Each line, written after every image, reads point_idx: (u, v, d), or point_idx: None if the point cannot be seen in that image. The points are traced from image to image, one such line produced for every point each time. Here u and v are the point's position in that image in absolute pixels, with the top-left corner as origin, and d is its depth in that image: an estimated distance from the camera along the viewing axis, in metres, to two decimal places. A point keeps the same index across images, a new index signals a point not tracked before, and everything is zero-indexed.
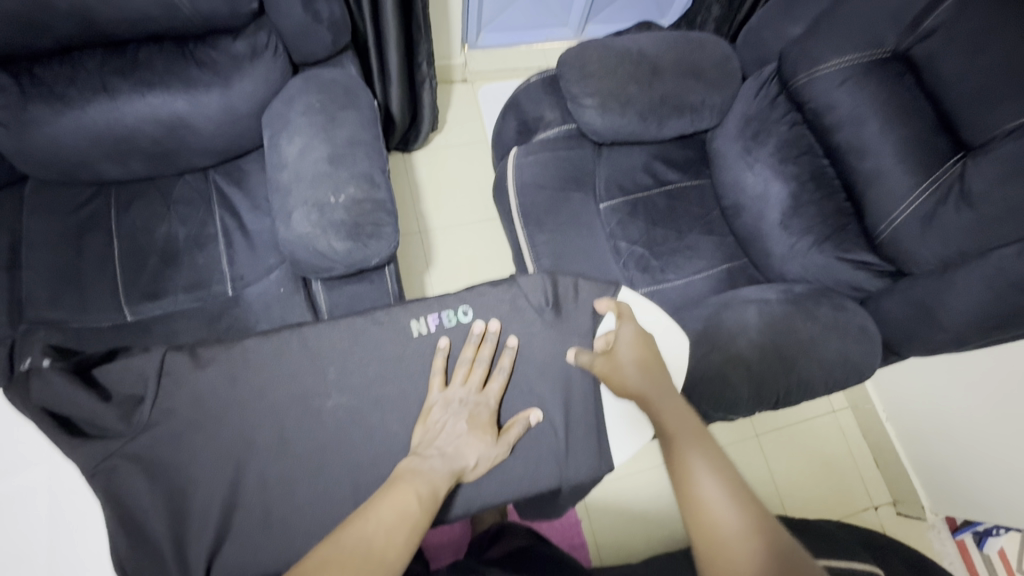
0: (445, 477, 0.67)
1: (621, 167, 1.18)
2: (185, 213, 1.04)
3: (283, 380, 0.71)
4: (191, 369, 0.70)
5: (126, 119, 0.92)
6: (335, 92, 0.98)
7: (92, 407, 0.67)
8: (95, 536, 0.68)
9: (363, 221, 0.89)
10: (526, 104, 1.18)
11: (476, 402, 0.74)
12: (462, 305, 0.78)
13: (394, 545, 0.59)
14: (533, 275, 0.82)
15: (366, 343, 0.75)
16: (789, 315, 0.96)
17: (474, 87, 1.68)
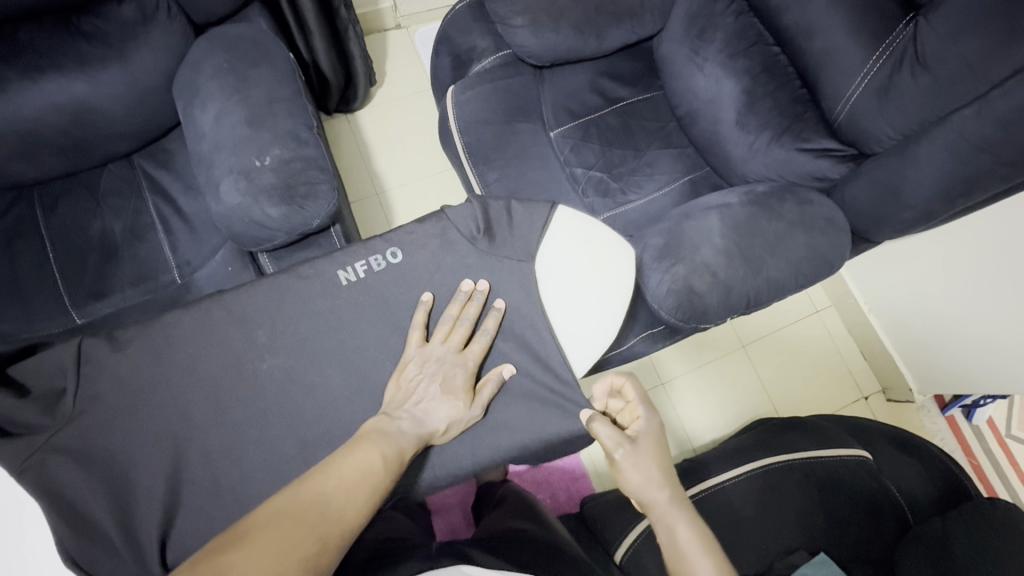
0: (410, 443, 0.66)
1: (568, 89, 1.12)
2: (116, 204, 0.99)
3: (219, 350, 0.71)
4: (120, 355, 0.69)
5: (24, 111, 0.86)
6: (244, 49, 0.91)
7: (9, 405, 0.66)
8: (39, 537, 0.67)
9: (296, 182, 0.84)
10: (456, 36, 1.12)
11: (456, 359, 0.73)
12: (390, 248, 0.77)
13: (353, 504, 0.55)
14: (463, 205, 0.81)
15: (311, 304, 0.74)
16: (752, 216, 0.93)
17: (410, 32, 1.58)
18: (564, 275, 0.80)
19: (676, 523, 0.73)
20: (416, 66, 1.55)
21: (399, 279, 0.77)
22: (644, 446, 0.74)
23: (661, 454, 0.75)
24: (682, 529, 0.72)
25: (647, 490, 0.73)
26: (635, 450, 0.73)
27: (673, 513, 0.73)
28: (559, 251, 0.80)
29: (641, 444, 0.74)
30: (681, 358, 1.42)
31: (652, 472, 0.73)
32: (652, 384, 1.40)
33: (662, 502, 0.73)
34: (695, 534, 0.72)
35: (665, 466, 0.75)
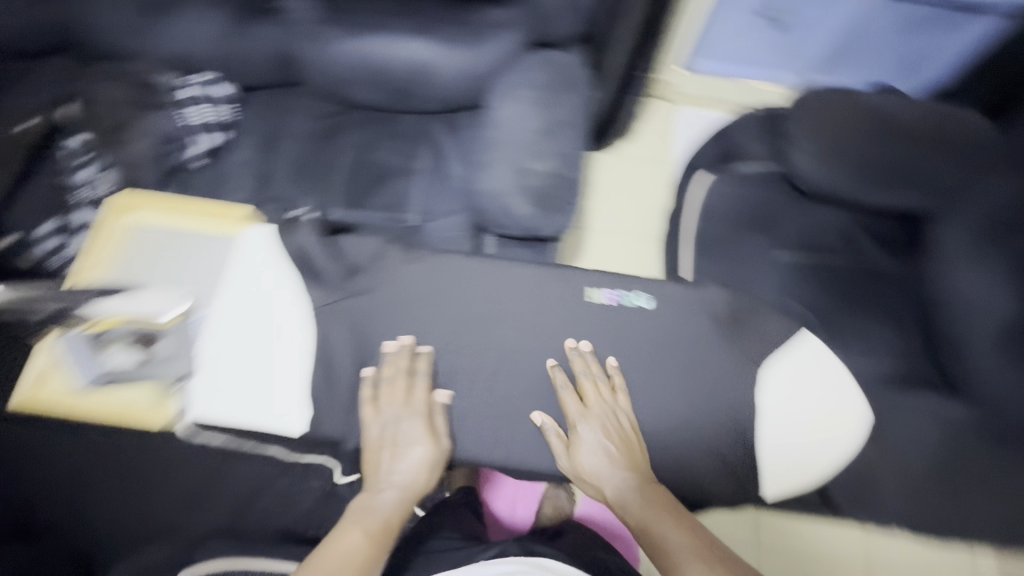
0: (400, 500, 0.82)
1: (818, 224, 1.09)
2: (401, 145, 1.18)
3: (471, 299, 0.92)
4: (400, 274, 0.93)
5: (390, 54, 1.07)
6: (563, 77, 1.06)
7: (322, 260, 0.92)
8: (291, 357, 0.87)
9: (552, 194, 0.96)
10: (734, 133, 1.17)
11: (400, 411, 0.85)
12: (644, 293, 0.92)
13: (369, 552, 0.75)
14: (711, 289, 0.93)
15: (537, 303, 0.92)
16: (943, 442, 0.94)
17: (676, 107, 1.68)
18: (786, 387, 0.89)
19: (644, 512, 0.77)
20: (666, 137, 1.65)
21: (615, 313, 0.92)
22: (589, 442, 0.83)
23: (616, 445, 0.83)
24: (670, 532, 0.74)
25: (611, 484, 0.81)
26: (574, 447, 0.84)
27: (644, 502, 0.78)
28: (792, 366, 0.90)
29: (584, 439, 0.83)
30: (794, 539, 1.26)
31: (607, 464, 0.82)
32: (748, 544, 1.25)
33: (621, 487, 0.80)
34: (668, 519, 0.76)
35: (621, 460, 0.82)
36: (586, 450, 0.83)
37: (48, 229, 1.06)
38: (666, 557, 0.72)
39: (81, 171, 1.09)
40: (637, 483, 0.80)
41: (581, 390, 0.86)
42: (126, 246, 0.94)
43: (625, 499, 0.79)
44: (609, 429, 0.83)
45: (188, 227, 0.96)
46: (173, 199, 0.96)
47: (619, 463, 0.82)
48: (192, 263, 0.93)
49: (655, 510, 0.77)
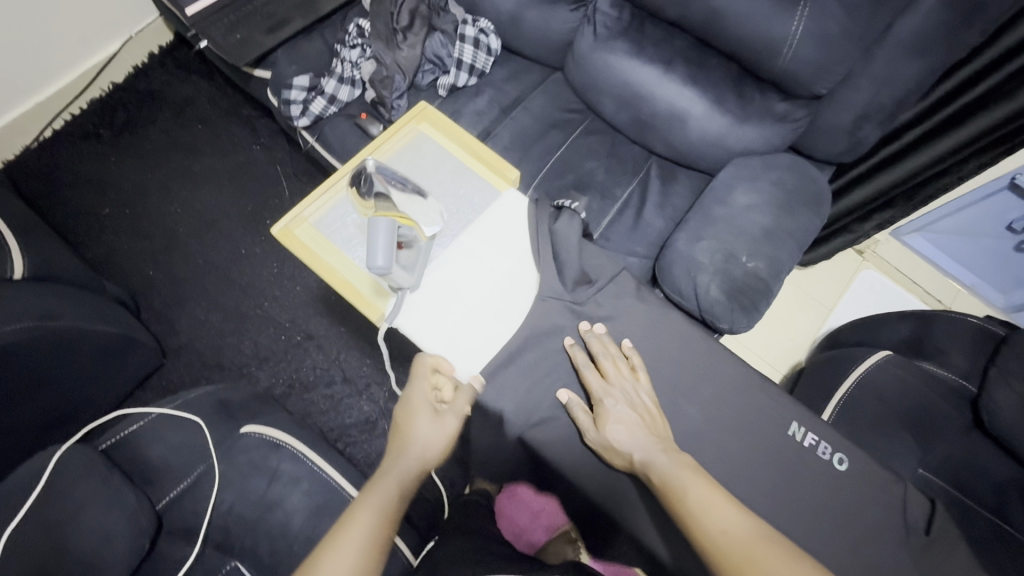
0: (415, 475, 0.68)
1: (989, 472, 0.96)
2: (615, 167, 1.19)
3: (642, 345, 0.81)
4: (599, 298, 0.82)
5: (658, 89, 1.09)
6: (808, 191, 1.04)
7: (545, 248, 0.83)
8: (500, 338, 0.80)
9: (747, 293, 0.93)
10: (937, 330, 1.09)
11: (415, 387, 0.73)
12: (841, 453, 0.74)
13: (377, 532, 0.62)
14: (910, 487, 0.73)
15: (721, 400, 0.77)
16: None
17: (861, 263, 1.60)
18: None
19: (669, 470, 0.65)
20: (840, 286, 1.57)
21: (806, 464, 0.74)
22: (619, 416, 0.71)
23: (642, 416, 0.72)
24: (700, 491, 0.62)
25: (634, 446, 0.69)
26: (601, 419, 0.72)
27: (671, 464, 0.66)
28: None
29: (606, 407, 0.72)
30: None
31: (636, 432, 0.70)
32: None
33: (649, 452, 0.68)
34: (715, 494, 0.63)
35: (647, 429, 0.70)
36: (616, 425, 0.70)
37: (300, 83, 1.17)
38: (711, 538, 0.59)
39: (349, 50, 1.20)
40: (666, 450, 0.68)
41: (601, 367, 0.76)
42: (405, 147, 0.94)
43: (648, 463, 0.67)
44: (639, 410, 0.72)
45: (463, 159, 0.94)
46: (462, 128, 0.94)
47: (643, 432, 0.70)
48: (458, 195, 0.90)
49: (684, 471, 0.65)
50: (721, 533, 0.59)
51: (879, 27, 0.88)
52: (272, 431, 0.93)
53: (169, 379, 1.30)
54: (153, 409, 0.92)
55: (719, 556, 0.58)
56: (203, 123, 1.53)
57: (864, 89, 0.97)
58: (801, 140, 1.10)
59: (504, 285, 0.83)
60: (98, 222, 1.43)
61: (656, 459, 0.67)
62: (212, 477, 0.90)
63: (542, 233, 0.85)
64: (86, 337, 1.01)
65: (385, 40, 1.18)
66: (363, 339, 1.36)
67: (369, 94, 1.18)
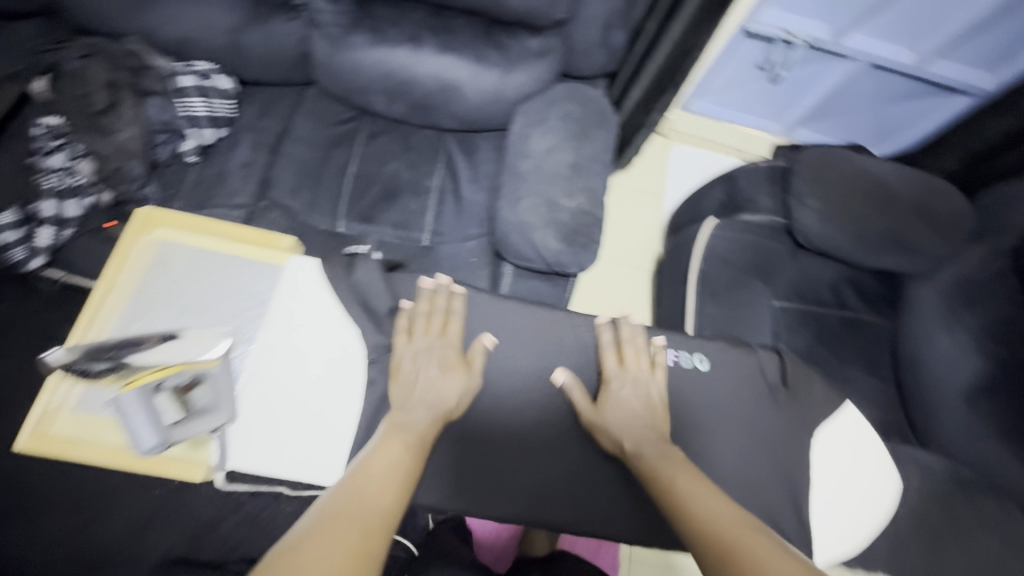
0: (436, 421, 0.70)
1: (814, 278, 1.17)
2: (416, 160, 1.14)
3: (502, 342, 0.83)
4: (436, 319, 0.80)
5: (416, 67, 1.03)
6: (591, 112, 1.07)
7: (370, 297, 0.80)
8: (345, 421, 0.73)
9: (580, 230, 0.95)
10: (742, 182, 1.21)
11: (423, 346, 0.75)
12: (701, 353, 0.83)
13: (403, 468, 0.62)
14: (767, 353, 0.85)
15: (586, 358, 0.83)
16: (943, 502, 0.93)
17: (669, 143, 1.78)
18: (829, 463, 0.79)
19: (658, 458, 0.69)
20: (661, 171, 1.71)
21: (681, 377, 0.81)
22: (622, 400, 0.75)
23: (652, 405, 0.76)
24: (684, 481, 0.64)
25: (628, 433, 0.73)
26: (609, 400, 0.76)
27: (656, 453, 0.69)
28: (831, 447, 0.81)
29: (611, 395, 0.76)
30: None
31: (634, 420, 0.74)
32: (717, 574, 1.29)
33: (642, 442, 0.71)
34: (702, 483, 0.65)
35: (649, 419, 0.74)
36: (617, 409, 0.74)
37: (8, 220, 0.91)
38: (694, 514, 0.60)
39: (50, 156, 0.96)
40: (654, 439, 0.72)
41: (622, 354, 0.80)
42: (147, 266, 0.81)
43: (637, 451, 0.71)
44: (651, 400, 0.76)
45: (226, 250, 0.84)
46: (207, 220, 0.85)
47: (642, 424, 0.74)
48: (233, 292, 0.81)
49: (670, 462, 0.68)
50: (695, 506, 0.61)
51: None
52: None
53: None
54: None
55: (706, 531, 0.58)
56: None
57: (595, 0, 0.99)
58: (567, 66, 1.13)
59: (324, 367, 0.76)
60: None
61: (646, 446, 0.71)
62: None
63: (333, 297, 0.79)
64: None
65: (93, 129, 0.98)
66: None
67: (105, 196, 0.99)
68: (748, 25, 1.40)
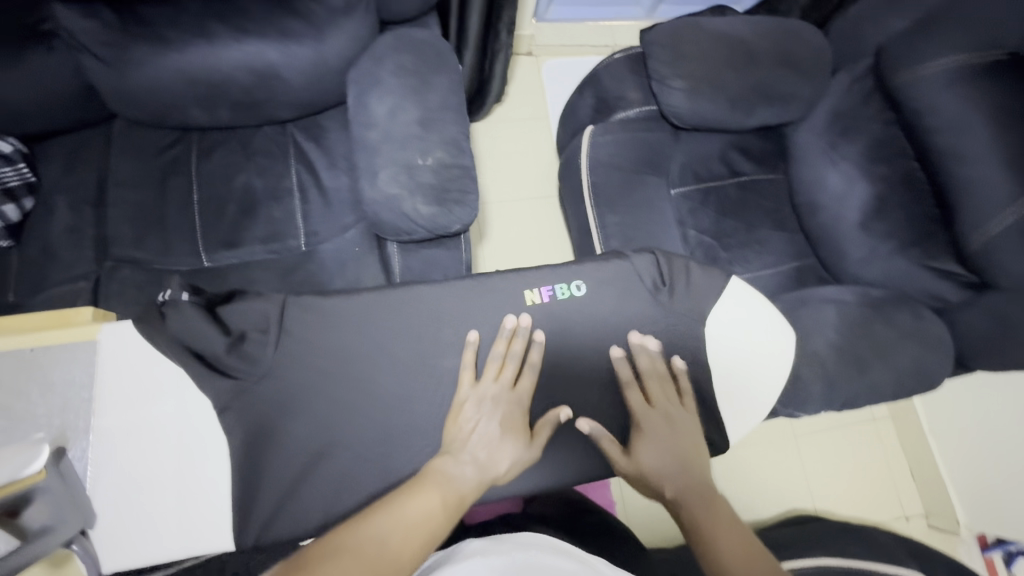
0: (478, 482, 0.71)
1: (698, 159, 1.17)
2: (263, 164, 1.04)
3: (389, 332, 0.80)
4: (289, 341, 0.77)
5: (217, 65, 0.91)
6: (426, 56, 0.98)
7: (211, 339, 0.75)
8: (217, 479, 0.72)
9: (450, 186, 0.90)
10: (607, 82, 1.16)
11: (513, 421, 0.77)
12: (576, 280, 0.85)
13: (437, 521, 0.63)
14: (644, 255, 0.88)
15: (465, 321, 0.82)
16: (863, 327, 0.98)
17: (540, 61, 1.66)
18: (726, 337, 0.86)
19: (698, 510, 0.73)
20: (539, 93, 1.62)
21: (559, 310, 0.84)
22: (651, 444, 0.79)
23: (683, 450, 0.79)
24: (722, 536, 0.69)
25: (665, 480, 0.77)
26: (651, 446, 0.79)
27: (684, 485, 0.76)
28: (725, 322, 0.86)
29: (645, 440, 0.79)
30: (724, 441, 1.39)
31: (665, 458, 0.78)
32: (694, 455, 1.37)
33: (677, 480, 0.77)
34: (734, 533, 0.70)
35: (682, 464, 0.78)
36: (653, 457, 0.78)
37: None
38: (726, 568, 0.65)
39: None
40: (675, 468, 0.77)
41: (648, 390, 0.82)
42: None
43: (678, 498, 0.75)
44: (681, 444, 0.79)
45: (17, 349, 0.72)
46: None
47: (677, 470, 0.77)
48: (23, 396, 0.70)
49: (711, 513, 0.73)
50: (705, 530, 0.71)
51: None
52: None
53: None
54: None
55: None
56: None
57: None
58: (386, 13, 1.01)
59: (177, 436, 0.72)
60: None
61: (687, 496, 0.75)
62: None
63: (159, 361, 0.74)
64: None
65: None
66: None
67: None
68: None
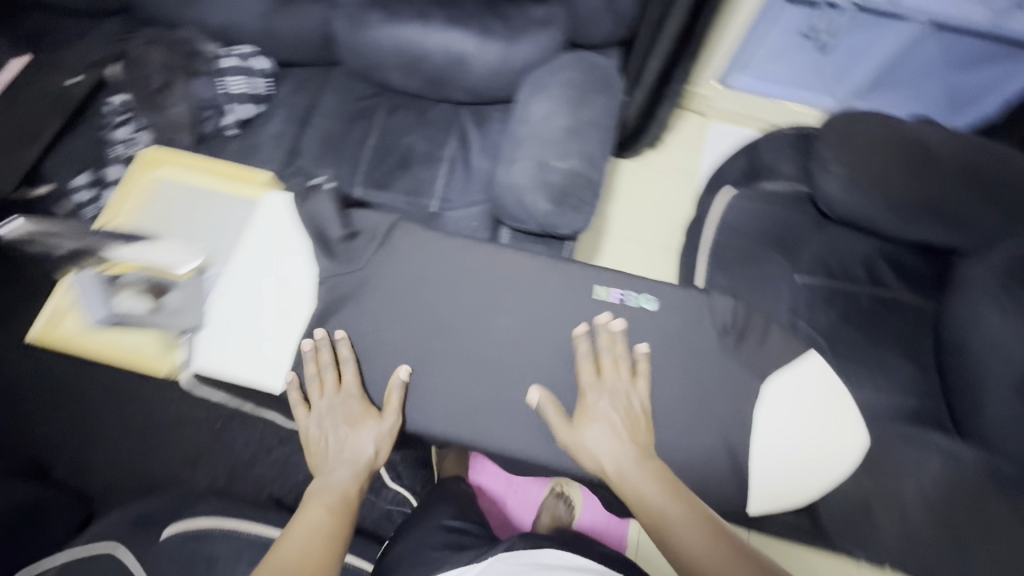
0: (358, 470, 0.80)
1: (836, 255, 1.08)
2: (430, 132, 1.20)
3: (472, 284, 0.88)
4: (388, 252, 0.88)
5: (426, 42, 1.09)
6: (594, 79, 1.07)
7: (332, 226, 0.87)
8: (295, 334, 0.85)
9: (572, 192, 0.96)
10: (765, 152, 1.14)
11: (349, 412, 0.80)
12: (649, 294, 0.86)
13: (325, 533, 0.74)
14: (727, 300, 0.86)
15: (539, 296, 0.87)
16: None
17: (707, 121, 1.69)
18: (786, 408, 0.82)
19: (648, 490, 0.72)
20: (695, 150, 1.64)
21: (626, 317, 0.86)
22: (597, 416, 0.77)
23: (625, 428, 0.77)
24: (676, 518, 0.69)
25: (608, 457, 0.75)
26: (587, 420, 0.77)
27: (631, 475, 0.73)
28: (790, 393, 0.82)
29: (589, 415, 0.78)
30: None
31: (603, 440, 0.76)
32: None
33: (621, 465, 0.74)
34: (687, 514, 0.70)
35: (626, 442, 0.76)
36: (595, 428, 0.76)
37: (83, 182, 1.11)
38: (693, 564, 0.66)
39: (118, 129, 1.13)
40: (620, 454, 0.75)
41: (600, 364, 0.81)
42: (146, 198, 0.96)
43: (621, 474, 0.74)
44: (622, 418, 0.77)
45: (217, 188, 0.96)
46: (199, 157, 0.97)
47: (621, 442, 0.75)
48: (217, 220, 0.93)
49: (662, 494, 0.72)
50: (660, 523, 0.70)
51: None
52: (193, 521, 0.92)
53: None
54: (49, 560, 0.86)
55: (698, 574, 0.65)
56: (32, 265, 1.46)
57: None
58: (576, 35, 1.13)
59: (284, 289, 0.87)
60: None
61: (632, 478, 0.73)
62: None
63: (296, 227, 0.89)
64: None
65: (148, 105, 1.13)
66: None
67: None
68: None
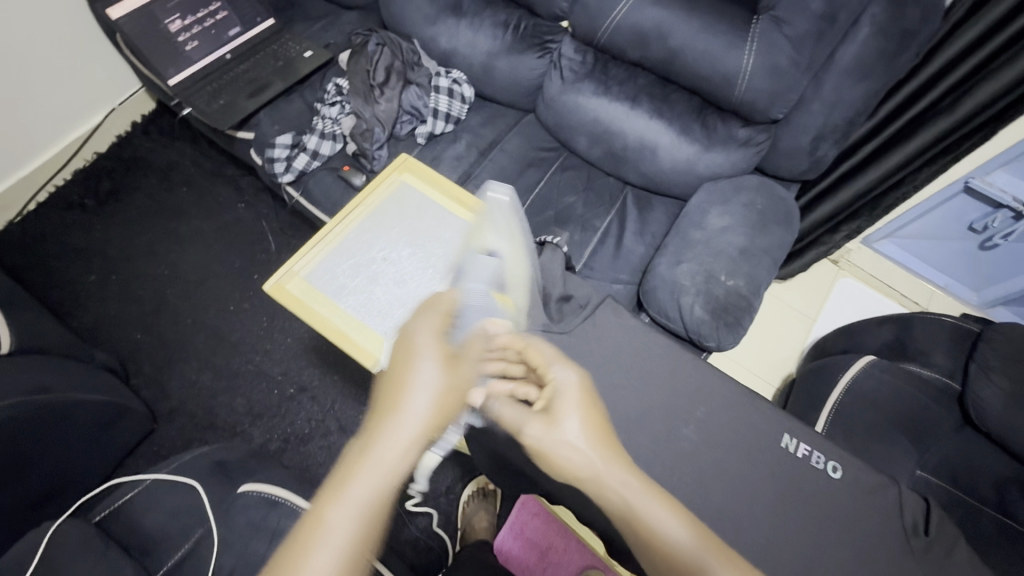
0: (417, 437, 0.51)
1: (985, 468, 0.98)
2: (593, 200, 1.24)
3: (644, 375, 0.82)
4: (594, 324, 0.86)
5: (627, 122, 1.14)
6: (777, 210, 1.09)
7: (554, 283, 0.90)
8: None
9: (729, 310, 0.96)
10: (918, 333, 1.12)
11: (424, 348, 0.56)
12: (836, 462, 0.76)
13: (367, 532, 0.46)
14: (914, 495, 0.75)
15: (713, 414, 0.79)
16: None
17: (837, 273, 1.65)
18: None
19: (637, 495, 0.54)
20: (819, 296, 1.61)
21: (802, 473, 0.75)
22: (570, 399, 0.59)
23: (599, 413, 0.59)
24: (678, 532, 0.52)
25: (586, 458, 0.56)
26: (559, 401, 0.58)
27: (626, 489, 0.54)
28: None
29: (557, 393, 0.59)
30: None
31: (581, 432, 0.57)
32: None
33: (604, 466, 0.55)
34: (696, 532, 0.52)
35: (606, 433, 0.57)
36: (570, 418, 0.57)
37: (283, 141, 1.21)
38: None
39: (329, 107, 1.25)
40: (615, 464, 0.55)
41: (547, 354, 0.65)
42: (389, 197, 1.01)
43: (602, 477, 0.55)
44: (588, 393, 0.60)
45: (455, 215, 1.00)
46: (444, 178, 1.02)
47: (601, 438, 0.57)
48: (444, 240, 0.96)
49: (655, 501, 0.54)
50: (671, 556, 0.51)
51: (822, 57, 0.96)
52: (269, 488, 0.90)
53: (161, 445, 1.30)
54: (147, 476, 0.91)
55: None
56: (188, 186, 1.59)
57: (816, 112, 1.03)
58: (765, 162, 1.16)
59: None
60: (84, 288, 1.45)
61: (610, 478, 0.55)
62: (209, 542, 0.86)
63: None
64: (76, 409, 1.01)
65: (363, 95, 1.22)
66: (358, 389, 1.38)
67: (350, 147, 1.22)
68: (971, 179, 1.32)
